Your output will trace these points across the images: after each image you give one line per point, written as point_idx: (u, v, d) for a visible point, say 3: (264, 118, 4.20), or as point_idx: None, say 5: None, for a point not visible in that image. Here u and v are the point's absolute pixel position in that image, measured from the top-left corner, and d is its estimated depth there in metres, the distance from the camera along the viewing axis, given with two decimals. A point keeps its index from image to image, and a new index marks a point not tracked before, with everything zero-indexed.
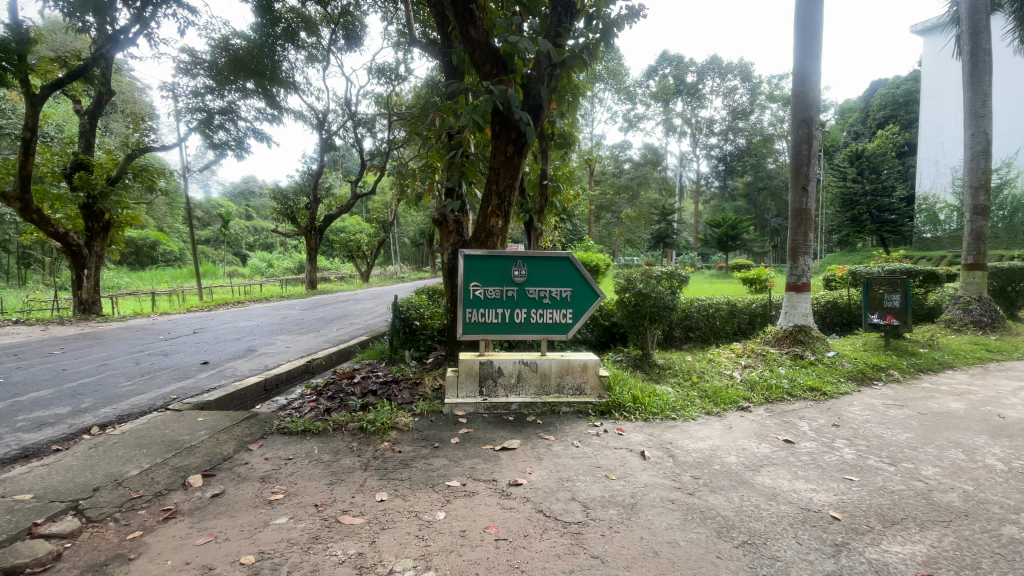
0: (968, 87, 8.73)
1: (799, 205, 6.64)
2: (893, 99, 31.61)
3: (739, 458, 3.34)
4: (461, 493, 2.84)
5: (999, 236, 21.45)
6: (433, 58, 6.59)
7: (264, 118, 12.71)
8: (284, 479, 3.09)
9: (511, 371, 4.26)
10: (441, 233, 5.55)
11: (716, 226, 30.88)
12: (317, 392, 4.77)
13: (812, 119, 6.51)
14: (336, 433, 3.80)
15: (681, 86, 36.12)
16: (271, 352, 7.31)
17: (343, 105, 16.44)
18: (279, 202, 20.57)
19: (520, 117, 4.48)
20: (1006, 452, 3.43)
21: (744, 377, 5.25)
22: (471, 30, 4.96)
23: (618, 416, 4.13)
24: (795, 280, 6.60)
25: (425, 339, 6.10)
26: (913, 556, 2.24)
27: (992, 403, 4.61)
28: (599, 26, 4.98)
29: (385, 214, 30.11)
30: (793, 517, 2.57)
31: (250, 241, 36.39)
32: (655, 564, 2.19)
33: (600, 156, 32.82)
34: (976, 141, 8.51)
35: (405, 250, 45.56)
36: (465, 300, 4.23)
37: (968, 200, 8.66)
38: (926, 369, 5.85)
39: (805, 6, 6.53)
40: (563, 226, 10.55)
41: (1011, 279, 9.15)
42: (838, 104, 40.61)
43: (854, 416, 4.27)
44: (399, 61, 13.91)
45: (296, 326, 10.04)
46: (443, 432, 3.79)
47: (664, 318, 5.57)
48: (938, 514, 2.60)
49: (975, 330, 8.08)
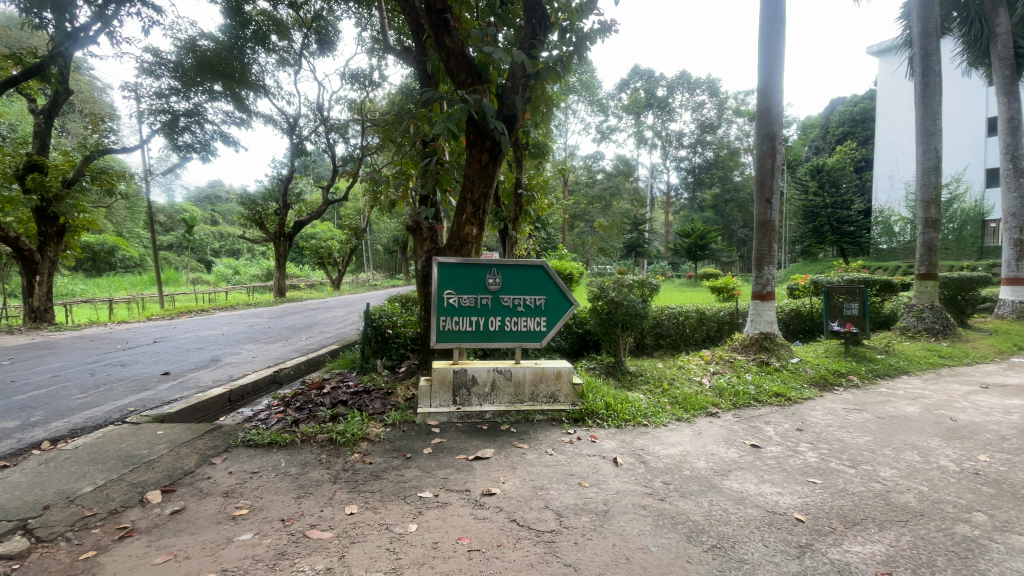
0: (919, 106, 9.23)
1: (763, 217, 6.87)
2: (851, 116, 33.27)
3: (709, 463, 3.41)
4: (433, 504, 2.80)
5: (949, 247, 22.79)
6: (406, 65, 6.57)
7: (231, 121, 12.35)
8: (249, 494, 2.99)
9: (485, 380, 4.23)
10: (415, 240, 5.48)
11: (686, 236, 31.59)
12: (284, 403, 4.64)
13: (775, 134, 6.79)
14: (303, 446, 3.70)
15: (651, 100, 37.08)
16: (236, 362, 7.06)
17: (315, 109, 16.16)
18: (247, 207, 19.91)
19: (494, 126, 4.52)
20: (958, 453, 3.61)
21: (712, 383, 5.37)
22: (447, 39, 4.97)
23: (591, 424, 4.15)
24: (761, 288, 6.78)
25: (397, 348, 6.00)
26: (873, 556, 2.32)
27: (944, 407, 4.84)
28: (572, 39, 5.08)
29: (357, 220, 29.53)
30: (760, 520, 2.64)
31: (214, 247, 35.31)
32: (627, 569, 2.21)
33: (573, 166, 33.36)
34: (928, 157, 8.97)
35: (377, 257, 44.91)
36: (438, 308, 4.19)
37: (921, 214, 9.11)
38: (883, 374, 6.11)
39: (768, 26, 6.82)
40: (538, 234, 10.57)
41: (960, 288, 9.68)
42: (800, 120, 42.43)
43: (816, 420, 4.41)
44: (373, 68, 13.79)
45: (263, 335, 9.72)
46: (415, 442, 3.73)
47: (635, 326, 5.65)
48: (896, 514, 2.71)
49: (929, 336, 8.50)
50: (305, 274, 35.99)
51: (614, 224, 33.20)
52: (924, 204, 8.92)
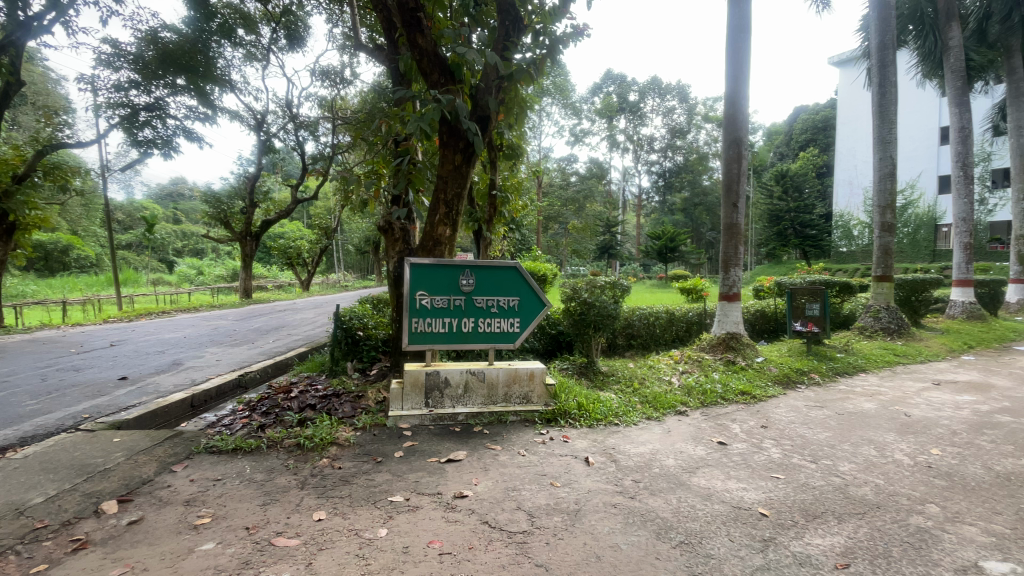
0: (876, 115, 9.65)
1: (730, 220, 7.06)
2: (813, 124, 34.63)
3: (678, 461, 3.48)
4: (404, 509, 2.76)
5: (904, 250, 24.84)
6: (379, 63, 6.48)
7: (195, 116, 11.92)
8: (212, 502, 2.88)
9: (458, 381, 4.19)
10: (387, 241, 5.41)
11: (656, 238, 32.15)
12: (250, 408, 4.51)
13: (741, 140, 6.98)
14: (269, 451, 3.60)
15: (623, 105, 37.68)
16: (199, 366, 6.81)
17: (284, 106, 15.75)
18: (211, 206, 19.25)
19: (468, 127, 4.51)
20: (911, 447, 3.79)
21: (681, 382, 5.49)
22: (419, 38, 4.91)
23: (563, 424, 4.18)
24: (727, 290, 6.97)
25: (368, 350, 5.89)
26: (833, 548, 2.41)
27: (898, 403, 5.08)
28: (545, 42, 5.12)
29: (327, 220, 28.97)
30: (726, 516, 2.70)
31: (177, 246, 34.06)
32: (598, 568, 2.23)
33: (548, 168, 33.57)
34: (884, 164, 9.38)
35: (349, 258, 44.17)
36: (410, 310, 4.13)
37: (877, 218, 9.49)
38: (842, 372, 6.37)
39: (734, 36, 7.02)
40: (512, 236, 10.59)
41: (914, 289, 10.17)
42: (766, 127, 43.88)
43: (779, 417, 4.55)
44: (345, 65, 13.54)
45: (228, 337, 9.42)
46: (386, 446, 3.67)
47: (607, 326, 5.72)
48: (854, 507, 2.82)
49: (885, 336, 8.89)
50: (273, 275, 35.05)
51: (588, 227, 33.55)
52: (880, 209, 9.31)
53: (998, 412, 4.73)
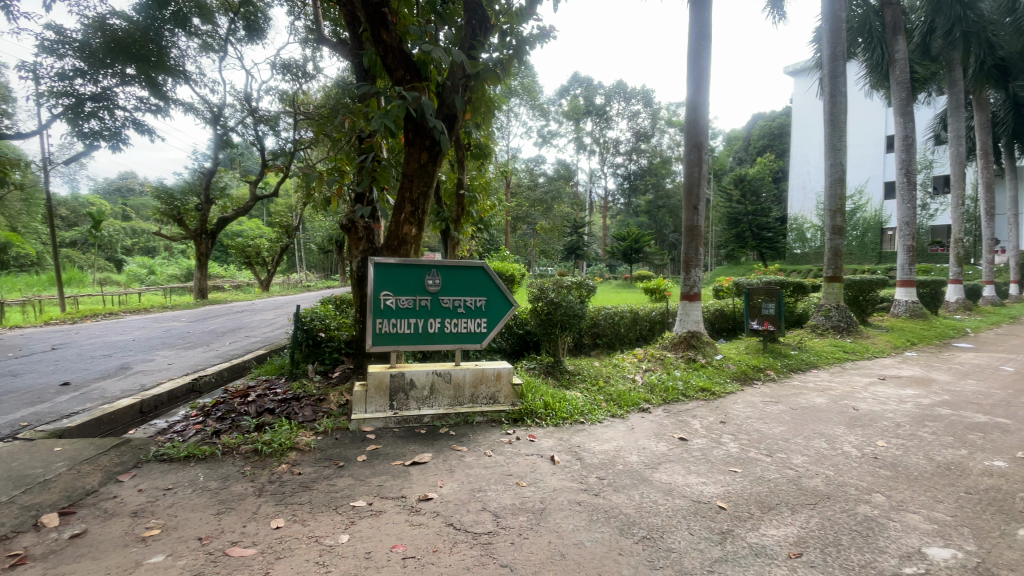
0: (828, 123, 10.11)
1: (690, 222, 7.24)
2: (770, 131, 36.13)
3: (640, 457, 3.54)
4: (366, 513, 2.70)
5: (853, 252, 26.11)
6: (342, 57, 6.31)
7: (146, 108, 11.31)
8: (162, 512, 2.74)
9: (423, 383, 4.12)
10: (350, 240, 5.30)
11: (622, 239, 32.69)
12: (203, 413, 4.31)
13: (702, 144, 7.18)
14: (225, 458, 3.45)
15: (590, 107, 38.22)
16: (149, 370, 6.47)
17: (242, 99, 15.15)
18: (163, 201, 18.31)
19: (434, 125, 4.46)
20: (858, 439, 3.99)
21: (644, 380, 5.61)
22: (384, 34, 4.82)
23: (530, 424, 4.20)
24: (688, 290, 7.15)
25: (330, 352, 5.75)
26: (786, 538, 2.50)
27: (847, 397, 5.34)
28: (512, 42, 5.12)
29: (289, 219, 28.08)
30: (686, 510, 2.77)
31: (126, 244, 32.35)
32: (562, 566, 2.24)
33: (516, 169, 33.61)
34: (835, 170, 9.84)
35: (310, 257, 42.91)
36: (374, 310, 4.04)
37: (828, 221, 9.91)
38: (795, 369, 6.65)
39: (695, 45, 7.23)
40: (480, 236, 10.51)
41: (861, 289, 10.74)
42: (726, 133, 45.39)
43: (737, 413, 4.71)
44: (307, 59, 13.15)
45: (181, 340, 8.99)
46: (349, 450, 3.59)
47: (573, 326, 5.77)
48: (807, 497, 2.95)
49: (835, 333, 9.34)
50: (229, 274, 33.62)
51: (555, 227, 33.77)
52: (830, 212, 9.75)
53: (937, 405, 5.03)
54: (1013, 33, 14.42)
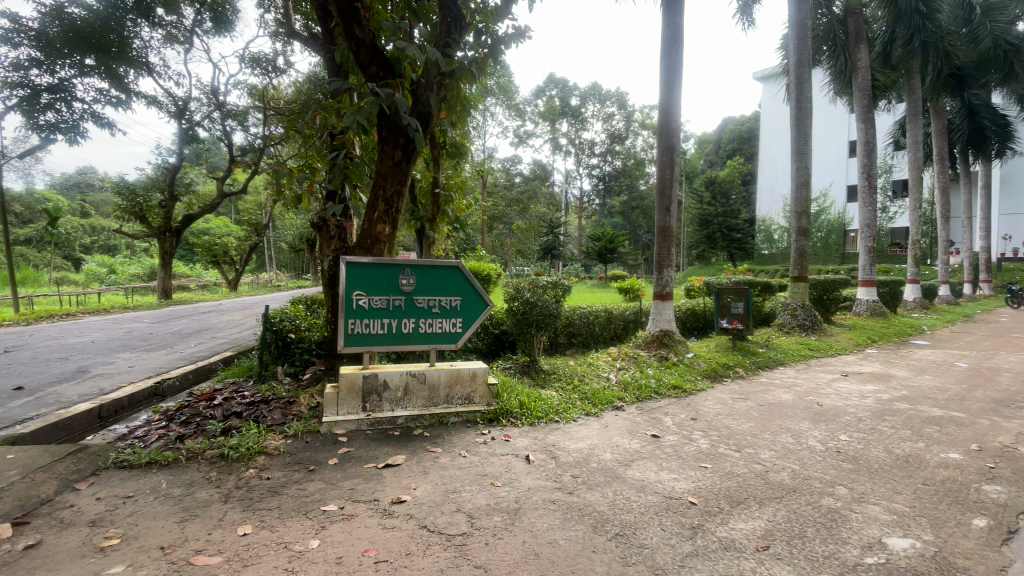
0: (794, 127, 10.42)
1: (663, 223, 7.35)
2: (739, 135, 37.19)
3: (614, 455, 3.58)
4: (338, 517, 2.65)
5: (818, 253, 26.89)
6: (313, 52, 6.18)
7: (106, 100, 10.85)
8: (121, 521, 2.62)
9: (397, 384, 4.07)
10: (321, 239, 5.18)
11: (596, 240, 32.98)
12: (166, 417, 4.15)
13: (674, 147, 7.31)
14: (189, 464, 3.34)
15: (566, 108, 38.49)
16: (108, 373, 6.19)
17: (209, 93, 14.67)
18: (124, 197, 17.55)
19: (408, 123, 4.41)
20: (821, 433, 4.13)
21: (618, 378, 5.67)
22: (357, 29, 4.74)
23: (505, 423, 4.19)
24: (661, 289, 7.27)
25: (301, 353, 5.63)
26: (754, 531, 2.57)
27: (812, 393, 5.52)
28: (487, 42, 5.11)
29: (258, 217, 27.35)
30: (658, 506, 2.81)
31: (85, 242, 30.98)
32: (536, 565, 2.24)
33: (492, 168, 33.54)
34: (801, 173, 10.15)
35: (280, 255, 41.85)
36: (346, 310, 3.96)
37: (795, 223, 10.21)
38: (763, 366, 6.84)
39: (668, 49, 7.35)
40: (456, 236, 10.40)
41: (826, 289, 11.12)
42: (697, 136, 46.41)
43: (708, 410, 4.80)
44: (278, 53, 12.81)
45: (142, 342, 8.63)
46: (320, 453, 3.52)
47: (549, 325, 5.81)
48: (774, 491, 3.03)
49: (801, 332, 9.65)
50: (194, 273, 32.50)
51: (531, 227, 33.89)
52: (797, 214, 10.05)
53: (896, 400, 5.25)
54: (967, 44, 15.15)
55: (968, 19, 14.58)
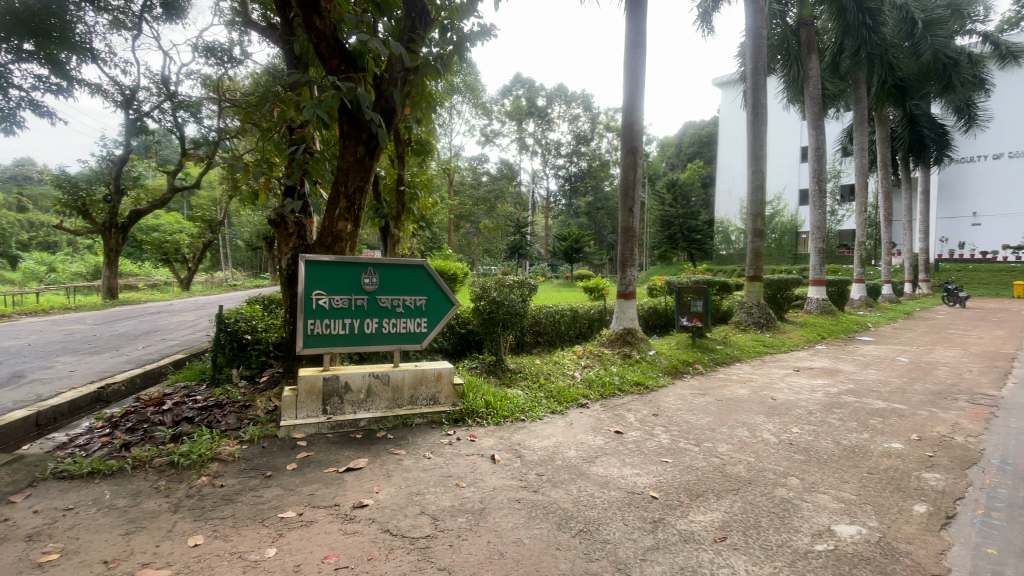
0: (751, 132, 10.81)
1: (626, 224, 7.48)
2: (698, 139, 38.42)
3: (578, 452, 3.62)
4: (297, 524, 2.57)
5: (772, 253, 28.20)
6: (272, 43, 5.96)
7: (46, 87, 10.14)
8: (61, 535, 2.46)
9: (359, 386, 3.99)
10: (279, 237, 4.99)
11: (562, 239, 33.27)
12: (111, 424, 3.91)
13: (637, 149, 7.45)
14: (136, 473, 3.16)
15: (532, 109, 38.71)
16: (45, 378, 5.79)
17: (159, 82, 13.95)
18: (65, 191, 16.46)
19: (371, 118, 4.31)
20: (775, 427, 4.30)
21: (583, 376, 5.74)
22: (317, 20, 4.60)
23: (471, 423, 4.17)
24: (624, 288, 7.41)
25: (257, 355, 5.43)
26: (712, 523, 2.64)
27: (767, 388, 5.75)
28: (452, 38, 5.07)
29: (212, 213, 26.22)
30: (621, 501, 2.86)
31: (21, 238, 28.92)
32: (501, 565, 2.23)
33: (459, 167, 33.34)
34: (757, 177, 10.56)
35: (236, 253, 40.29)
36: (305, 310, 3.85)
37: (751, 224, 10.62)
38: (721, 362, 7.08)
39: (631, 52, 7.49)
40: (423, 235, 10.29)
41: (779, 288, 11.61)
42: (660, 139, 47.57)
43: (669, 405, 4.94)
44: (234, 43, 12.31)
45: (85, 345, 8.10)
46: (278, 458, 3.40)
47: (515, 324, 5.81)
48: (731, 483, 3.13)
49: (756, 329, 10.04)
50: (143, 272, 30.84)
51: (498, 227, 33.94)
52: (752, 217, 10.48)
53: (844, 393, 5.54)
54: (909, 56, 16.10)
55: (911, 32, 15.45)
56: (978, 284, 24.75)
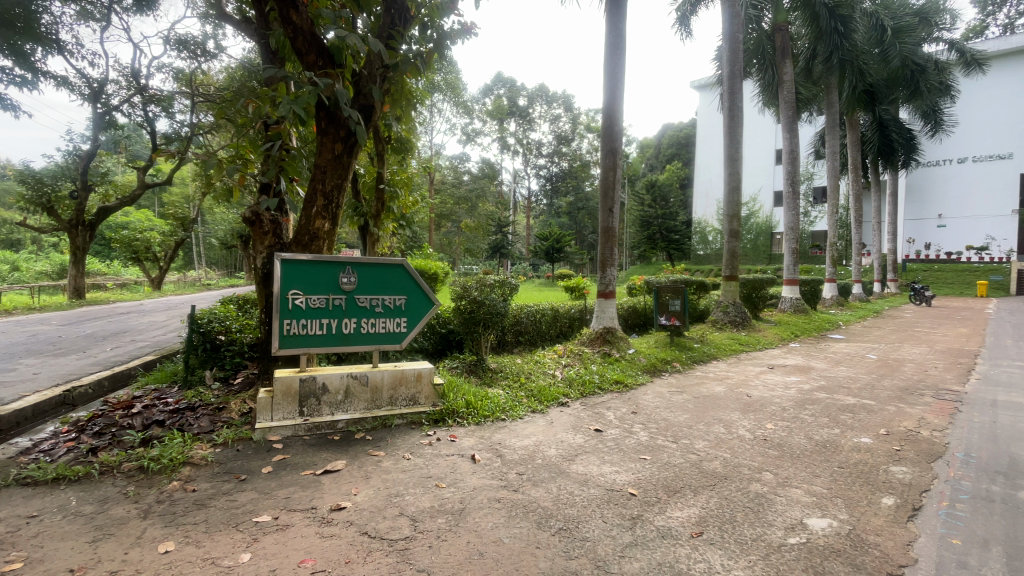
0: (728, 134, 11.00)
1: (606, 224, 7.53)
2: (677, 141, 39.02)
3: (559, 450, 3.64)
4: (272, 528, 2.52)
5: (748, 253, 28.78)
6: (247, 37, 5.82)
7: (9, 79, 9.73)
8: (23, 544, 2.36)
9: (337, 387, 3.93)
10: (254, 235, 4.88)
11: (544, 239, 33.36)
12: (76, 429, 3.77)
13: (617, 150, 7.50)
14: (104, 478, 3.06)
15: (513, 108, 38.75)
16: (6, 381, 5.55)
17: (129, 75, 13.52)
18: (29, 187, 15.84)
19: (349, 115, 4.25)
20: (750, 423, 4.39)
21: (563, 375, 5.77)
22: (293, 15, 4.50)
23: (451, 424, 4.15)
24: (604, 288, 7.47)
25: (231, 357, 5.30)
26: (689, 519, 2.69)
27: (742, 385, 5.88)
28: (433, 36, 5.02)
29: (185, 210, 25.52)
30: (600, 499, 2.88)
31: None
32: (480, 565, 2.23)
33: (439, 165, 33.14)
34: (733, 179, 10.77)
35: (210, 252, 39.34)
36: (282, 310, 3.78)
37: (727, 225, 10.82)
38: (698, 360, 7.19)
39: (611, 54, 7.55)
40: (402, 234, 10.19)
41: (754, 288, 11.85)
42: (639, 141, 48.14)
43: (648, 403, 5.00)
44: (208, 37, 12.01)
45: (49, 346, 7.80)
46: (253, 461, 3.33)
47: (496, 324, 5.80)
48: (708, 479, 3.19)
49: (732, 327, 10.22)
50: (112, 271, 29.86)
51: (480, 226, 33.88)
52: (729, 218, 10.70)
53: (816, 390, 5.68)
54: (879, 63, 16.59)
55: (881, 39, 15.91)
56: (943, 283, 25.67)
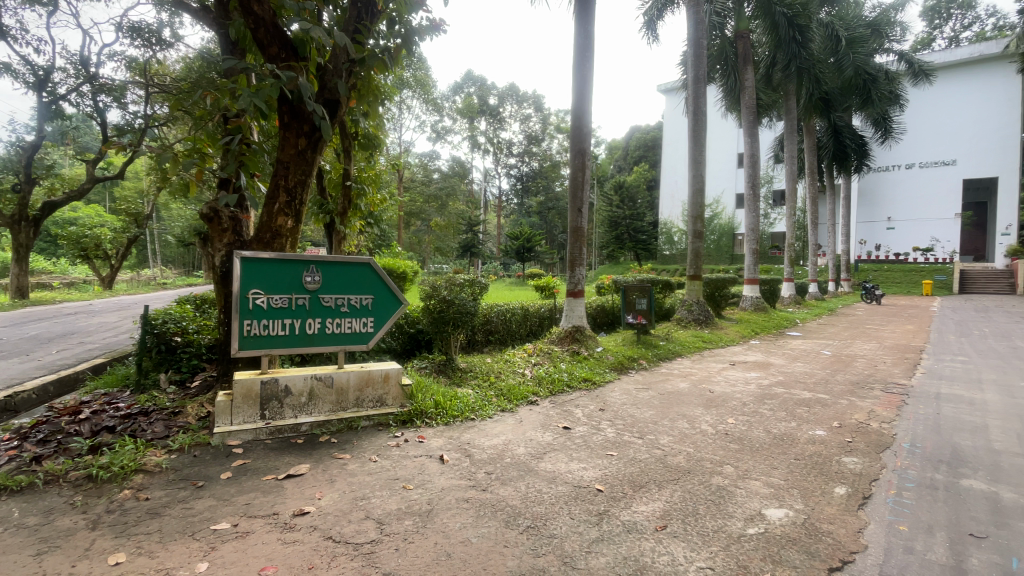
0: (692, 137, 11.27)
1: (576, 223, 7.61)
2: (645, 143, 39.79)
3: (527, 448, 3.66)
4: (232, 536, 2.44)
5: (711, 253, 29.62)
6: (205, 26, 5.59)
7: None
8: None
9: (301, 389, 3.83)
10: (212, 231, 4.68)
11: (515, 239, 33.40)
12: (17, 437, 3.54)
13: (585, 150, 7.63)
14: (49, 488, 2.89)
15: (484, 107, 38.64)
16: None
17: (77, 63, 12.79)
18: None
19: (313, 110, 4.14)
20: (713, 418, 4.52)
21: (533, 374, 5.80)
22: (254, 5, 4.35)
23: (419, 424, 4.11)
24: (573, 287, 7.55)
25: (188, 359, 5.09)
26: (654, 513, 2.74)
27: (706, 381, 6.05)
28: (401, 31, 4.94)
29: (139, 206, 24.31)
30: (568, 496, 2.91)
31: None
32: (448, 565, 2.22)
33: (409, 163, 32.67)
34: (697, 181, 11.06)
35: (167, 250, 37.61)
36: (241, 310, 3.65)
37: (692, 225, 11.10)
38: (663, 358, 7.36)
39: (580, 54, 7.62)
40: (369, 233, 10.01)
41: (717, 287, 12.20)
42: (608, 142, 48.85)
43: (615, 400, 5.09)
44: (163, 25, 11.48)
45: None
46: (212, 467, 3.21)
47: (465, 323, 5.77)
48: (672, 474, 3.26)
49: (696, 326, 10.49)
50: (58, 270, 28.17)
51: (450, 224, 33.60)
52: (693, 218, 10.98)
53: (775, 385, 5.90)
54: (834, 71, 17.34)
55: (836, 48, 16.61)
56: (892, 283, 27.07)
